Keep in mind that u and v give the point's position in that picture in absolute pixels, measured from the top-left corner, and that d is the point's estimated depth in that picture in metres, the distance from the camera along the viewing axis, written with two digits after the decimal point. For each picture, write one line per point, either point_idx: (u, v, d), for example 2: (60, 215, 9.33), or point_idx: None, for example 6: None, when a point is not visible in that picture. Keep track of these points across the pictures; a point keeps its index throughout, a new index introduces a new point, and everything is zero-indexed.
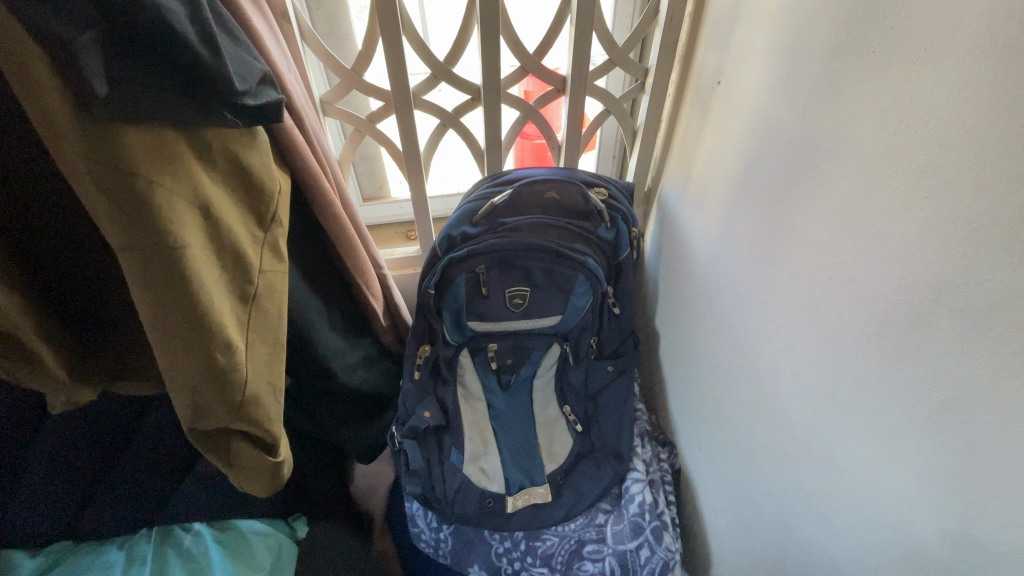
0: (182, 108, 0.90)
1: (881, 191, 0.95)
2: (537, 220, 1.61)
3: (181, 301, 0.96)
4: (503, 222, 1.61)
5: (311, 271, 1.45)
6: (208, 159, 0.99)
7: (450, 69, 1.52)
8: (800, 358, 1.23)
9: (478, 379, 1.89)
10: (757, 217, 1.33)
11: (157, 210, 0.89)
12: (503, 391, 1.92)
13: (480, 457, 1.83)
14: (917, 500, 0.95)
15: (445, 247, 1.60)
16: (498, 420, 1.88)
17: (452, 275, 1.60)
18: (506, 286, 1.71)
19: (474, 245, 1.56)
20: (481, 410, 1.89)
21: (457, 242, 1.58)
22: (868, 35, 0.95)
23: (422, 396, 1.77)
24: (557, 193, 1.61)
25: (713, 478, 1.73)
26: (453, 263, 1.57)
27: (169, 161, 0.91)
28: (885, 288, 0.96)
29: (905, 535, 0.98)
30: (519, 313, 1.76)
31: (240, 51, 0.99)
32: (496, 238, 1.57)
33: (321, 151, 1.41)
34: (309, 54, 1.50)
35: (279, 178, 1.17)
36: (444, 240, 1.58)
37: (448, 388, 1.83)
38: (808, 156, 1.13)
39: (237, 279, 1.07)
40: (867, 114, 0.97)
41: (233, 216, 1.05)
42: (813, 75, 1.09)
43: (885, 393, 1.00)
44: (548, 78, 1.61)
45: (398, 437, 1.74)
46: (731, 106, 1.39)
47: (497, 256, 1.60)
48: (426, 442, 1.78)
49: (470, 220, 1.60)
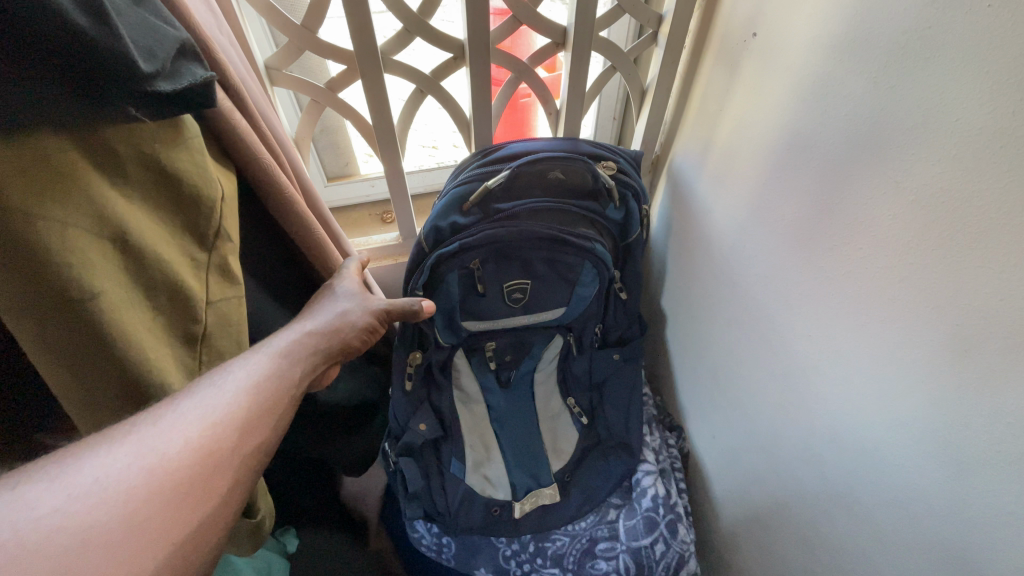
0: (63, 101, 0.63)
1: (973, 188, 0.78)
2: (537, 205, 1.38)
3: (102, 363, 0.73)
4: (499, 207, 1.38)
5: (277, 282, 1.22)
6: (116, 168, 0.73)
7: (426, 22, 1.23)
8: (845, 361, 1.08)
9: (474, 379, 1.73)
10: (800, 200, 1.15)
11: (48, 256, 0.64)
12: (503, 390, 1.76)
13: (483, 464, 1.71)
14: (979, 533, 0.84)
15: (433, 240, 1.37)
16: (499, 423, 1.75)
17: (441, 273, 1.39)
18: (504, 279, 1.51)
19: (465, 238, 1.34)
20: (481, 412, 1.75)
21: (448, 236, 1.35)
22: None
23: (414, 408, 1.60)
24: (558, 171, 1.36)
25: (728, 468, 1.63)
26: (442, 259, 1.36)
27: (58, 180, 0.65)
28: (972, 299, 0.80)
29: (960, 565, 0.88)
30: (518, 307, 1.58)
31: (144, 14, 0.70)
32: (490, 227, 1.34)
33: (274, 135, 1.14)
34: (248, 8, 1.18)
35: (222, 181, 0.91)
36: (430, 233, 1.36)
37: (443, 395, 1.69)
38: (876, 132, 0.93)
39: (180, 319, 0.83)
40: (965, 86, 0.77)
41: (163, 240, 0.80)
42: (890, 30, 0.88)
43: (951, 416, 0.86)
44: (544, 30, 1.34)
45: (392, 456, 1.60)
46: (772, 64, 1.17)
47: (492, 248, 1.39)
48: (423, 455, 1.64)
49: (459, 208, 1.36)
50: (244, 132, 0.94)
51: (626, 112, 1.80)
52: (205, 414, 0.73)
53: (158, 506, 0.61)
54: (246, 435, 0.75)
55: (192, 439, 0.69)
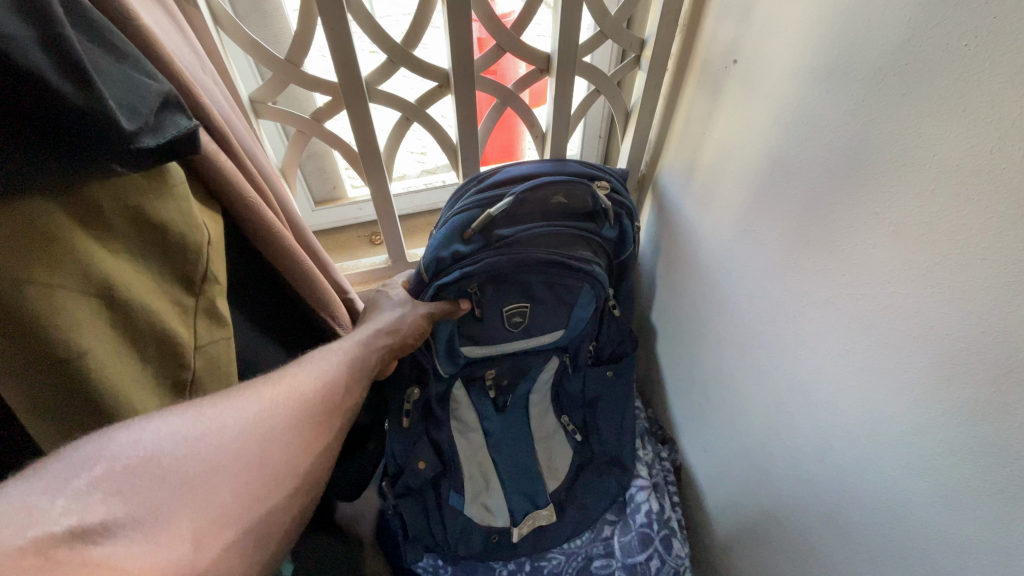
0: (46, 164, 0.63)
1: (949, 222, 0.79)
2: (539, 231, 1.37)
3: (91, 417, 0.73)
4: (502, 234, 1.36)
5: (266, 316, 1.21)
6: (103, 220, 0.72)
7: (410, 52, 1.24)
8: (833, 383, 1.09)
9: (471, 410, 1.73)
10: (784, 225, 1.16)
11: (32, 318, 0.64)
12: (498, 413, 1.76)
13: (481, 494, 1.70)
14: (970, 555, 0.84)
15: (437, 269, 1.36)
16: (495, 450, 1.74)
17: (445, 298, 1.39)
18: (505, 305, 1.50)
19: (469, 265, 1.33)
20: (478, 440, 1.75)
21: (453, 264, 1.34)
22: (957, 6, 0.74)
23: (412, 446, 1.59)
24: (561, 196, 1.36)
25: (721, 482, 1.64)
26: (446, 285, 1.36)
27: (41, 245, 0.65)
28: (952, 327, 0.81)
29: None
30: (517, 330, 1.57)
31: (126, 69, 0.70)
32: (495, 254, 1.34)
33: (260, 170, 1.14)
34: (230, 43, 1.19)
35: (208, 223, 0.90)
36: (434, 261, 1.34)
37: (441, 429, 1.66)
38: (855, 162, 0.95)
39: (168, 367, 0.83)
40: (936, 122, 0.79)
41: (152, 290, 0.80)
42: (866, 64, 0.90)
43: (937, 440, 0.87)
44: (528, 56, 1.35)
45: (390, 497, 1.60)
46: (753, 90, 1.19)
47: (495, 273, 1.38)
48: (421, 493, 1.64)
49: (461, 235, 1.34)
50: (229, 173, 0.93)
51: (611, 131, 1.82)
52: (314, 378, 0.89)
53: (284, 435, 0.75)
54: (338, 397, 0.91)
55: (307, 389, 0.85)
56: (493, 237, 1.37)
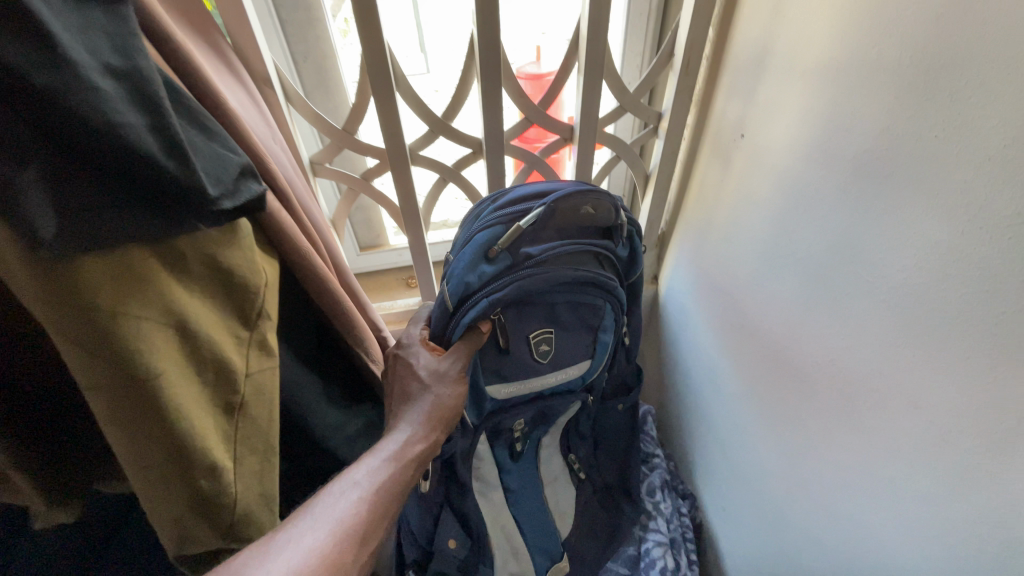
0: (147, 223, 0.79)
1: (931, 291, 0.85)
2: (570, 248, 1.36)
3: (158, 428, 0.86)
4: (531, 254, 1.31)
5: (307, 349, 1.34)
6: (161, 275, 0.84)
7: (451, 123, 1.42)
8: (836, 444, 1.11)
9: (495, 465, 1.66)
10: (793, 293, 1.20)
11: (123, 341, 0.79)
12: (515, 462, 1.71)
13: (506, 557, 1.70)
14: None
15: (466, 293, 1.28)
16: (515, 506, 1.71)
17: (475, 323, 1.31)
18: (528, 331, 1.41)
19: (505, 283, 1.28)
20: (500, 498, 1.68)
21: (491, 281, 1.28)
22: (929, 98, 0.82)
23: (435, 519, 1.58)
24: (589, 210, 1.36)
25: (738, 542, 1.62)
26: (480, 309, 1.29)
27: (134, 284, 0.80)
28: (943, 393, 0.85)
29: None
30: (546, 363, 1.48)
31: (213, 145, 0.88)
32: (531, 271, 1.30)
33: (312, 221, 1.30)
34: (296, 114, 1.40)
35: (265, 267, 1.06)
36: (462, 288, 1.27)
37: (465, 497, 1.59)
38: (855, 223, 0.99)
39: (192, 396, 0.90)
40: (918, 201, 0.86)
41: (215, 325, 0.95)
42: (857, 147, 0.98)
43: (935, 506, 0.89)
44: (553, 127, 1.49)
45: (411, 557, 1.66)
46: (757, 163, 1.29)
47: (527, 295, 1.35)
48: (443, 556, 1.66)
49: (492, 258, 1.28)
50: (286, 225, 1.09)
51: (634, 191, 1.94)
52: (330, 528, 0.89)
53: None
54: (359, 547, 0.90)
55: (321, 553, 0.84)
56: (521, 256, 1.30)
